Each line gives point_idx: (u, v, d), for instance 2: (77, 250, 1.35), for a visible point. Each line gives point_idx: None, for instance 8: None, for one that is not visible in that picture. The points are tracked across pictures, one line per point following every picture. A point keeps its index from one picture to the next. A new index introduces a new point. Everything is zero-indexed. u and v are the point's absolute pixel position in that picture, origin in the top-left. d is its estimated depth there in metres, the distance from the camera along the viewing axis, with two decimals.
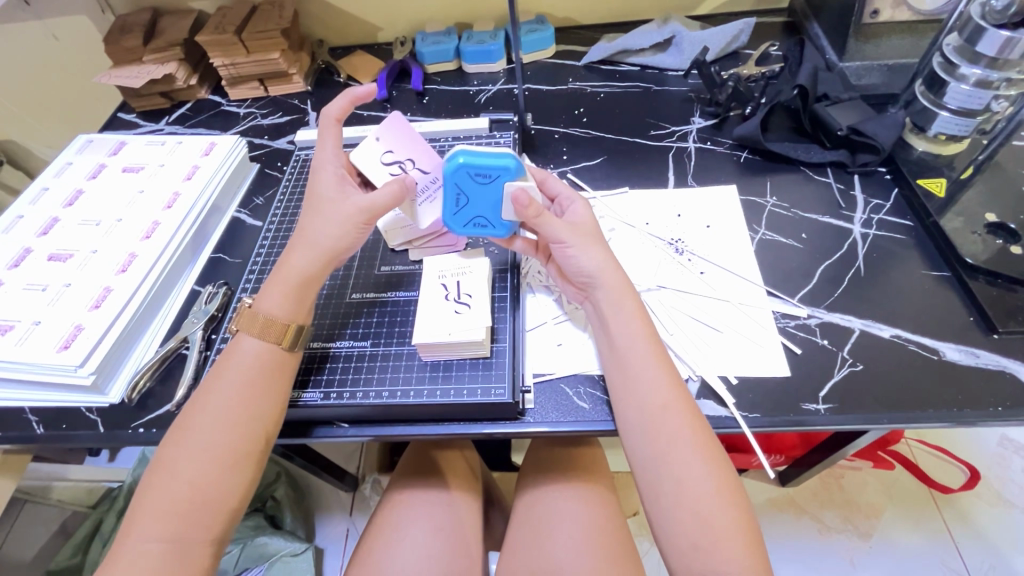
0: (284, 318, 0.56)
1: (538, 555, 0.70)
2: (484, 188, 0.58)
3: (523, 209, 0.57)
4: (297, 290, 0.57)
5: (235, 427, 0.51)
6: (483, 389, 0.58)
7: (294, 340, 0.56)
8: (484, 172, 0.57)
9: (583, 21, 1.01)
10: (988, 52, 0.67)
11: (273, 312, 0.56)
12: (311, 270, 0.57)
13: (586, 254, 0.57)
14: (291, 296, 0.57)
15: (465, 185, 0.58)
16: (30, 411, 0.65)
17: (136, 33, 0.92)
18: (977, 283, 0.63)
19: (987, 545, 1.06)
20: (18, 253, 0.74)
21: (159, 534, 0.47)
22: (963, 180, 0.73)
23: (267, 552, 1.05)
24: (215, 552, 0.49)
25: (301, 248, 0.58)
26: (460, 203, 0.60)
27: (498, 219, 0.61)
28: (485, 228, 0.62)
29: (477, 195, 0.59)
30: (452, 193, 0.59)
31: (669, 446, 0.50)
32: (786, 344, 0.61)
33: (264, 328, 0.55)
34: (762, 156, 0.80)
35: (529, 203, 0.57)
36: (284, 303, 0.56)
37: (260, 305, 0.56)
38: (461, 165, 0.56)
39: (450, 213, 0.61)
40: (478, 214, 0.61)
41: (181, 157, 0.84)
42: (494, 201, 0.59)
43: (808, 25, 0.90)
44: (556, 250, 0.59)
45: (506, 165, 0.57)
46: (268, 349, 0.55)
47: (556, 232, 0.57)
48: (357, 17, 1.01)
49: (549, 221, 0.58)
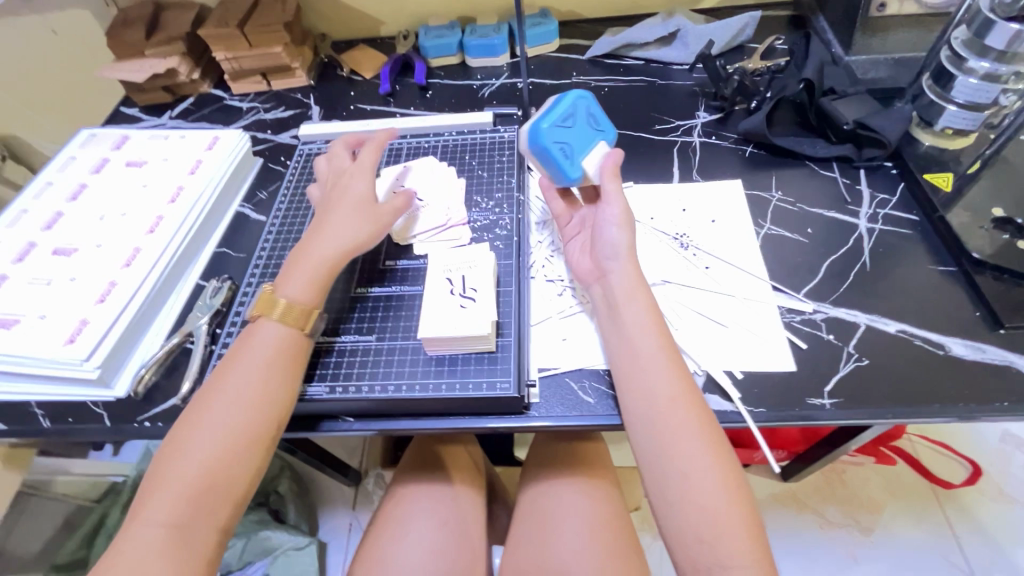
0: (304, 304, 0.57)
1: (542, 549, 0.70)
2: (586, 129, 0.65)
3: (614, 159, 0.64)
4: (318, 275, 0.59)
5: (244, 420, 0.51)
6: (488, 384, 0.58)
7: (314, 325, 0.57)
8: (597, 120, 0.66)
9: (587, 15, 1.00)
10: (997, 46, 0.66)
11: (296, 296, 0.57)
12: (335, 258, 0.60)
13: (621, 233, 0.60)
14: (313, 282, 0.58)
15: (575, 116, 0.64)
16: (36, 405, 0.66)
17: (138, 26, 0.92)
18: (983, 278, 0.63)
19: (988, 540, 1.06)
20: (22, 248, 0.74)
21: (165, 519, 0.47)
22: (970, 175, 0.72)
23: (271, 546, 1.06)
24: (219, 542, 0.49)
25: (324, 238, 0.60)
26: (564, 122, 0.64)
27: (576, 161, 0.64)
28: (561, 157, 0.63)
29: (578, 129, 0.65)
30: (568, 111, 0.64)
31: (676, 439, 0.50)
32: (791, 339, 0.61)
33: (284, 314, 0.56)
34: (767, 150, 0.79)
35: (614, 168, 0.64)
36: (307, 287, 0.58)
37: (283, 290, 0.57)
38: (586, 100, 0.65)
39: (552, 121, 0.63)
40: (567, 144, 0.64)
41: (184, 151, 0.84)
42: (584, 144, 0.65)
43: (814, 18, 0.89)
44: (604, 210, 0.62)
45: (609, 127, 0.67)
46: (288, 335, 0.56)
47: (614, 200, 0.61)
48: (360, 10, 1.00)
49: (615, 188, 0.63)
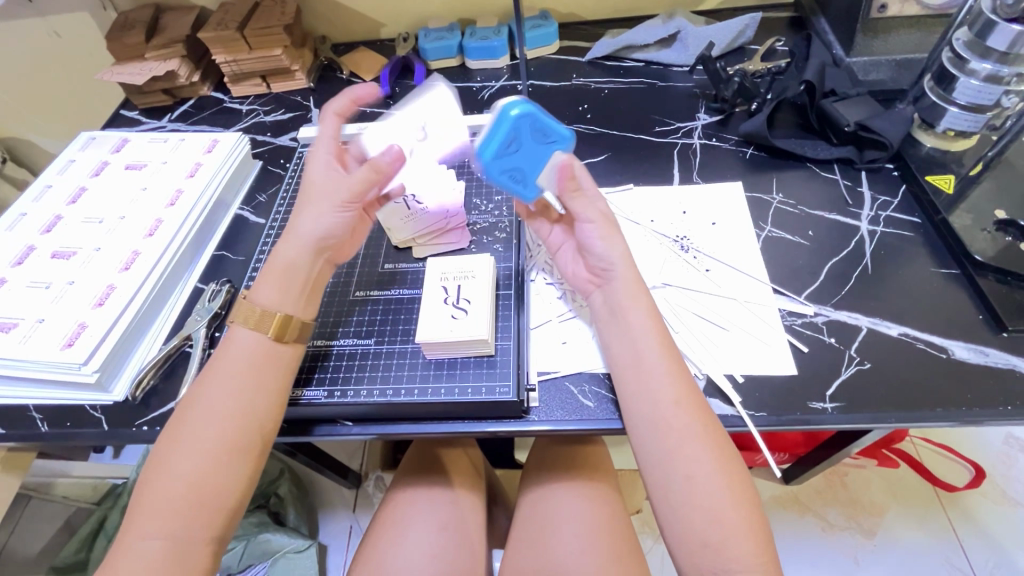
0: (274, 308, 0.55)
1: (541, 554, 0.69)
2: (535, 144, 0.56)
3: (566, 181, 0.59)
4: (287, 278, 0.56)
5: (232, 423, 0.50)
6: (487, 388, 0.58)
7: (291, 334, 0.55)
8: (545, 129, 0.55)
9: (587, 17, 1.00)
10: (999, 47, 0.66)
11: (266, 303, 0.55)
12: (299, 259, 0.57)
13: (609, 242, 0.57)
14: (280, 286, 0.56)
15: (523, 133, 0.55)
16: (34, 409, 0.65)
17: (138, 29, 0.92)
18: (986, 281, 0.62)
19: (991, 544, 1.05)
20: (21, 251, 0.74)
21: (159, 531, 0.47)
22: (972, 177, 0.72)
23: (270, 549, 1.05)
24: (215, 549, 0.49)
25: (287, 238, 0.58)
26: (505, 148, 0.56)
27: (532, 181, 0.59)
28: (514, 185, 0.59)
29: (525, 147, 0.56)
30: (506, 134, 0.54)
31: (678, 444, 0.49)
32: (793, 342, 0.61)
33: (257, 320, 0.55)
34: (768, 152, 0.79)
35: (572, 177, 0.59)
36: (273, 293, 0.56)
37: (255, 298, 0.56)
38: (523, 109, 0.53)
39: (490, 154, 0.55)
40: (518, 166, 0.58)
41: (183, 154, 0.84)
42: (538, 160, 0.58)
43: (815, 20, 0.89)
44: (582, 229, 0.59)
45: (565, 133, 0.56)
46: (260, 341, 0.54)
47: (586, 211, 0.59)
48: (360, 13, 1.00)
49: (584, 199, 0.59)
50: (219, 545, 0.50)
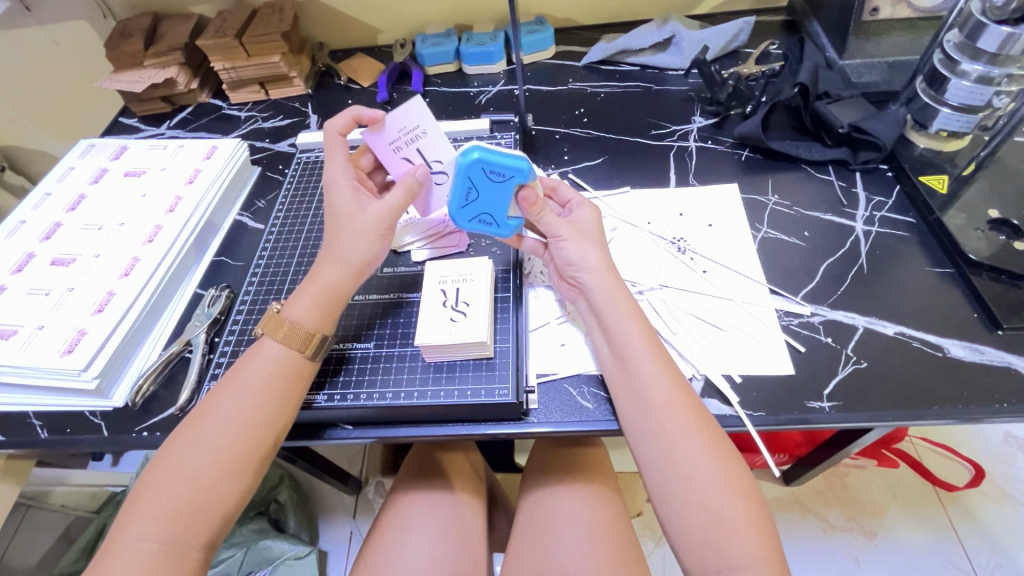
0: (310, 328, 0.55)
1: (542, 556, 0.69)
2: (496, 187, 0.58)
3: (528, 207, 0.58)
4: (327, 301, 0.57)
5: (243, 429, 0.51)
6: (487, 389, 0.58)
7: (317, 350, 0.56)
8: (498, 170, 0.57)
9: (582, 22, 1.01)
10: (989, 48, 0.67)
11: (304, 322, 0.55)
12: (342, 284, 0.57)
13: (577, 248, 0.58)
14: (321, 306, 0.56)
15: (477, 180, 0.58)
16: (33, 416, 0.65)
17: (136, 37, 0.92)
18: (981, 280, 0.63)
19: (991, 542, 1.06)
20: (20, 258, 0.74)
21: (154, 534, 0.47)
22: (965, 176, 0.72)
23: (271, 555, 1.05)
24: (206, 554, 0.49)
25: (329, 262, 0.57)
26: (468, 198, 0.59)
27: (503, 218, 0.61)
28: (490, 227, 0.62)
29: (487, 192, 0.59)
30: (462, 187, 0.58)
31: (675, 443, 0.50)
32: (790, 342, 0.61)
33: (287, 334, 0.55)
34: (764, 154, 0.80)
35: (535, 202, 0.58)
36: (313, 314, 0.56)
37: (291, 313, 0.56)
38: (474, 162, 0.56)
39: (457, 207, 0.60)
40: (483, 210, 0.60)
41: (182, 160, 0.84)
42: (503, 199, 0.59)
43: (807, 23, 0.90)
44: (555, 246, 0.59)
45: (519, 167, 0.57)
46: (290, 356, 0.55)
47: (556, 227, 0.59)
48: (357, 19, 1.01)
49: (550, 216, 0.59)
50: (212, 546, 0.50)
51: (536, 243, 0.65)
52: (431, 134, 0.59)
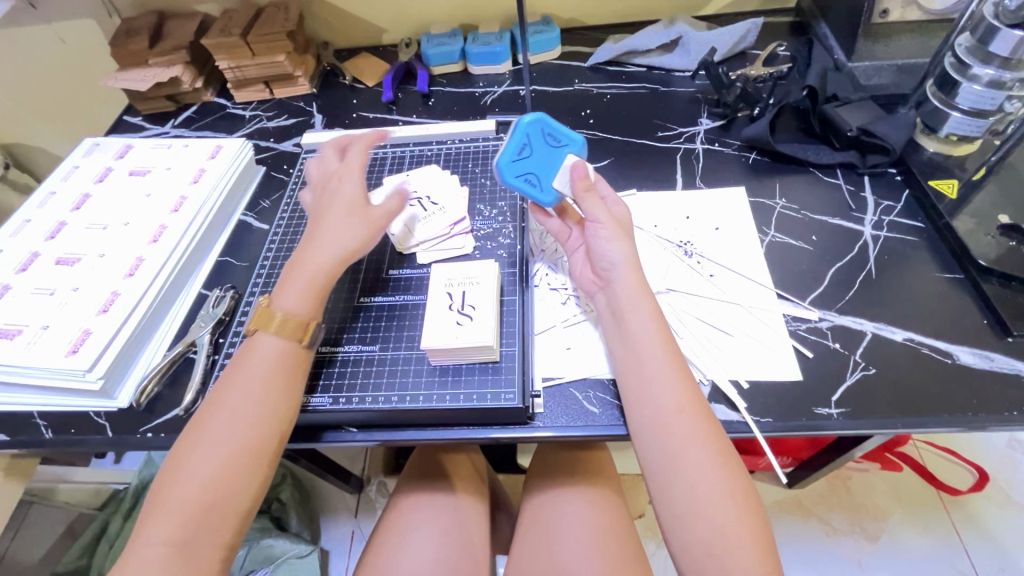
0: (300, 314, 0.56)
1: (546, 559, 0.69)
2: (548, 150, 0.63)
3: (579, 179, 0.61)
4: (315, 289, 0.57)
5: (252, 430, 0.51)
6: (493, 394, 0.58)
7: (313, 337, 0.56)
8: (556, 135, 0.63)
9: (589, 22, 1.00)
10: (1002, 52, 0.66)
11: (293, 310, 0.56)
12: (326, 269, 0.58)
13: (615, 242, 0.58)
14: (311, 293, 0.57)
15: (535, 138, 0.63)
16: (38, 415, 0.65)
17: (141, 36, 0.92)
18: (990, 286, 0.62)
19: (996, 548, 1.05)
20: (25, 257, 0.74)
21: (168, 537, 0.46)
22: (975, 181, 0.72)
23: (273, 554, 1.05)
24: (224, 555, 0.48)
25: (310, 250, 0.59)
26: (521, 154, 0.63)
27: (548, 183, 0.63)
28: (532, 188, 0.63)
29: (539, 154, 0.63)
30: (518, 142, 0.62)
31: (684, 448, 0.49)
32: (797, 347, 0.61)
33: (280, 326, 0.55)
34: (771, 157, 0.79)
35: (584, 176, 0.61)
36: (304, 301, 0.56)
37: (280, 303, 0.56)
38: (537, 122, 0.62)
39: (509, 160, 0.62)
40: (531, 170, 0.63)
41: (187, 160, 0.84)
42: (553, 163, 0.63)
43: (816, 24, 0.89)
44: (591, 230, 0.59)
45: (575, 138, 0.63)
46: (289, 347, 0.55)
47: (598, 211, 0.59)
48: (362, 19, 1.00)
49: (593, 199, 0.60)
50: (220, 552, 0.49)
51: (566, 225, 0.66)
52: None
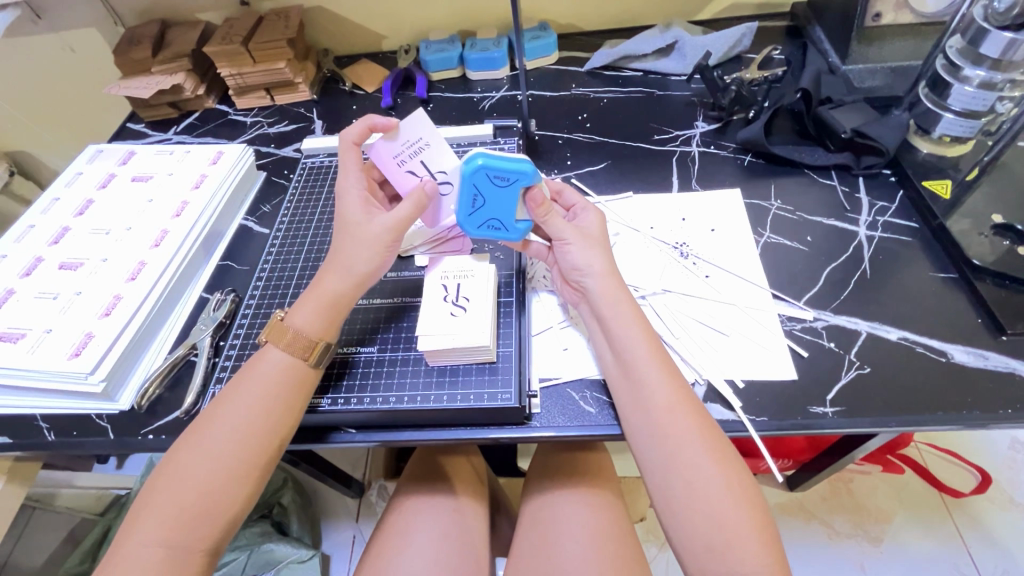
0: (311, 335, 0.56)
1: (545, 561, 0.69)
2: (500, 191, 0.58)
3: (536, 207, 0.58)
4: (333, 311, 0.57)
5: (245, 433, 0.51)
6: (489, 394, 0.58)
7: (320, 357, 0.56)
8: (502, 175, 0.57)
9: (585, 28, 1.02)
10: (992, 54, 0.67)
11: (305, 329, 0.56)
12: (346, 292, 0.57)
13: (585, 254, 0.58)
14: (328, 317, 0.57)
15: (482, 186, 0.58)
16: (41, 418, 0.66)
17: (144, 44, 0.93)
18: (984, 284, 0.63)
19: (998, 549, 1.05)
20: (29, 262, 0.75)
21: (159, 540, 0.47)
22: (968, 182, 0.72)
23: (274, 558, 1.05)
24: (209, 560, 0.49)
25: (334, 272, 0.57)
26: (475, 205, 0.59)
27: (511, 223, 0.61)
28: (498, 232, 0.62)
29: (493, 198, 0.59)
30: (468, 195, 0.58)
31: (678, 448, 0.50)
32: (792, 347, 0.61)
33: (290, 342, 0.55)
34: (766, 159, 0.80)
35: (542, 202, 0.58)
36: (316, 321, 0.56)
37: (293, 320, 0.56)
38: (478, 168, 0.56)
39: (466, 214, 0.60)
40: (492, 217, 0.60)
41: (189, 166, 0.85)
42: (510, 204, 0.59)
43: (810, 28, 0.90)
44: (559, 249, 0.60)
45: (523, 169, 0.56)
46: (292, 363, 0.55)
47: (561, 230, 0.59)
48: (362, 26, 1.02)
49: (557, 219, 0.59)
50: (217, 551, 0.50)
51: (542, 247, 0.64)
52: (434, 145, 0.60)
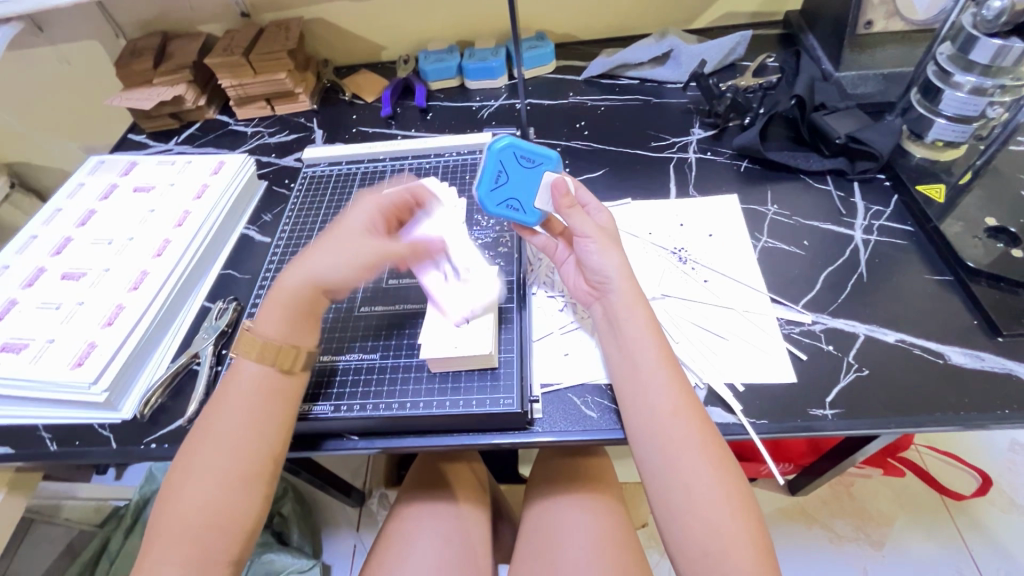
0: (277, 339, 0.55)
1: (548, 567, 0.69)
2: (525, 172, 0.63)
3: (561, 197, 0.61)
4: (293, 311, 0.56)
5: (247, 443, 0.52)
6: (492, 400, 0.59)
7: (296, 364, 0.56)
8: (529, 156, 0.62)
9: (582, 37, 1.03)
10: (982, 60, 0.68)
11: (272, 334, 0.55)
12: (303, 292, 0.57)
13: (605, 255, 0.58)
14: (288, 317, 0.56)
15: (509, 165, 0.63)
16: (43, 429, 0.66)
17: (146, 56, 0.94)
18: (980, 287, 0.63)
19: (1001, 552, 1.05)
20: (32, 273, 0.75)
21: (173, 557, 0.48)
22: (962, 185, 0.73)
23: (274, 569, 1.04)
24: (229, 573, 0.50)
25: (298, 274, 0.57)
26: (498, 181, 0.63)
27: (530, 205, 0.64)
28: (516, 213, 0.64)
29: (517, 177, 0.63)
30: (494, 170, 0.63)
31: (677, 454, 0.50)
32: (791, 350, 0.62)
33: (260, 352, 0.55)
34: (763, 165, 0.81)
35: (567, 193, 0.61)
36: (282, 325, 0.56)
37: (259, 329, 0.56)
38: (507, 146, 0.62)
39: (487, 189, 0.63)
40: (512, 195, 0.64)
41: (190, 176, 0.85)
42: (531, 184, 0.63)
43: (803, 36, 0.92)
44: (581, 246, 0.59)
45: (549, 154, 0.62)
46: (268, 372, 0.55)
47: (583, 226, 0.59)
48: (362, 37, 1.03)
49: (579, 215, 0.60)
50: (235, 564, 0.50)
51: (552, 242, 0.66)
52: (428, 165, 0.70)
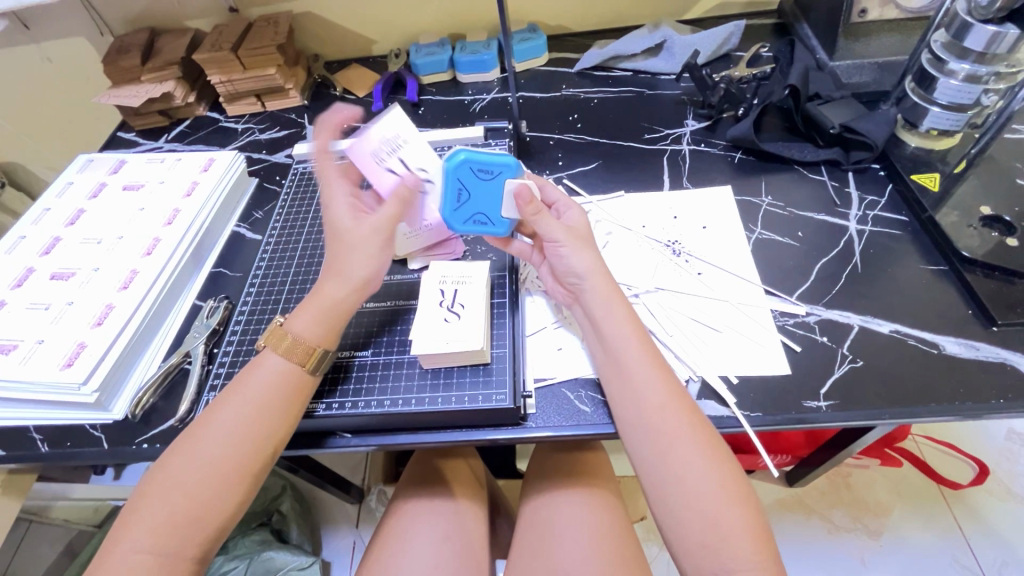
0: (311, 341, 0.56)
1: (544, 562, 0.69)
2: (485, 185, 0.60)
3: (525, 204, 0.57)
4: (328, 317, 0.57)
5: (240, 440, 0.51)
6: (484, 395, 0.58)
7: (318, 364, 0.56)
8: (486, 167, 0.59)
9: (574, 28, 1.02)
10: (976, 47, 0.67)
11: (305, 336, 0.56)
12: (344, 299, 0.57)
13: (577, 255, 0.58)
14: (325, 321, 0.57)
15: (467, 181, 0.59)
16: (34, 430, 0.66)
17: (133, 53, 0.93)
18: (974, 276, 0.63)
19: (998, 540, 1.05)
20: (20, 273, 0.74)
21: (150, 548, 0.47)
22: (956, 174, 0.73)
23: (274, 566, 1.04)
24: (198, 567, 0.49)
25: (332, 277, 0.58)
26: (460, 200, 0.60)
27: (497, 217, 0.61)
28: (484, 227, 0.62)
29: (478, 193, 0.60)
30: (454, 190, 0.59)
31: (672, 445, 0.50)
32: (785, 342, 0.61)
33: (289, 348, 0.55)
34: (756, 156, 0.80)
35: (531, 200, 0.58)
36: (316, 328, 0.56)
37: (293, 327, 0.56)
38: (463, 161, 0.58)
39: (451, 210, 0.61)
40: (477, 212, 0.61)
41: (180, 174, 0.85)
42: (494, 196, 0.60)
43: (798, 25, 0.91)
44: (551, 250, 0.59)
45: (507, 161, 0.59)
46: (290, 370, 0.55)
47: (552, 230, 0.58)
48: (352, 31, 1.02)
49: (547, 219, 0.58)
50: (207, 557, 0.50)
51: (526, 246, 0.66)
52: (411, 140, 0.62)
